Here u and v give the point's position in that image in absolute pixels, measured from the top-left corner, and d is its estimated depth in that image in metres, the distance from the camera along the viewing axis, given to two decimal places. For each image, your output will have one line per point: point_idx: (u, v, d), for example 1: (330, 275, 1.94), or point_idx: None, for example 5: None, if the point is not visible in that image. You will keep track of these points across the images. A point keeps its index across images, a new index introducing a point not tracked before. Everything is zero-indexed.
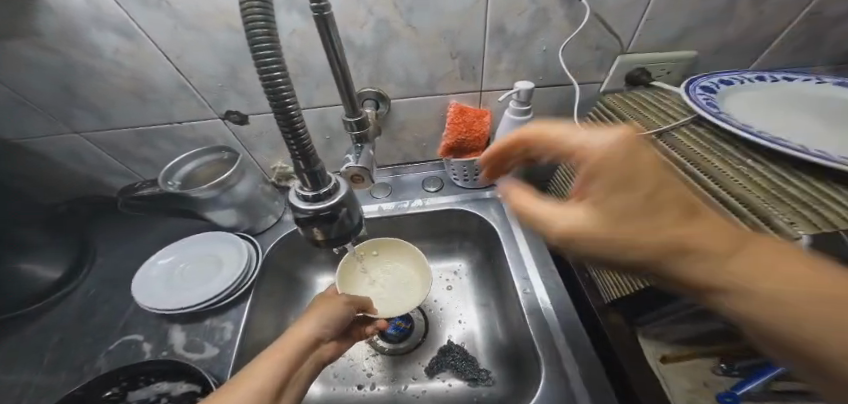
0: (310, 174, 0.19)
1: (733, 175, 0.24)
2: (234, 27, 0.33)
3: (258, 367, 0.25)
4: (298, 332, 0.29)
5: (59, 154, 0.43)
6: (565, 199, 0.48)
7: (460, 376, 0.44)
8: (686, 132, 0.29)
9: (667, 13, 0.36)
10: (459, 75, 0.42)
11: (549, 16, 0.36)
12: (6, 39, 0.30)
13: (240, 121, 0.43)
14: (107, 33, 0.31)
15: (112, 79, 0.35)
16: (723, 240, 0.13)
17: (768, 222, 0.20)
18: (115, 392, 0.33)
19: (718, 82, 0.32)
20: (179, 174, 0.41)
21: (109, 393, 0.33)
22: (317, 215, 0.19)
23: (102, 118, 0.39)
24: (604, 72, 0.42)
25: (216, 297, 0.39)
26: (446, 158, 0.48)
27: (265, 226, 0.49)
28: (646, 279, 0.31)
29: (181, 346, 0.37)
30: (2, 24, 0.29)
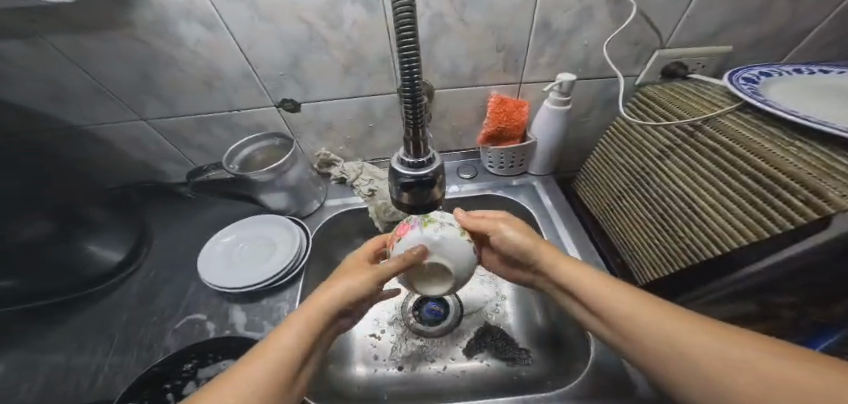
0: (415, 143, 0.21)
1: (781, 154, 0.26)
2: (305, 20, 0.36)
3: (290, 324, 0.24)
4: (321, 303, 0.26)
5: (122, 140, 0.47)
6: (597, 187, 0.51)
7: (500, 355, 0.47)
8: (734, 119, 0.32)
9: (706, 9, 0.38)
10: (501, 68, 0.44)
11: (593, 13, 0.38)
12: (104, 29, 0.34)
13: (292, 108, 0.46)
14: (193, 24, 0.35)
15: (186, 68, 0.39)
16: (647, 320, 0.23)
17: (825, 196, 0.22)
18: (189, 368, 0.35)
19: (757, 75, 0.34)
20: (239, 158, 0.45)
21: (185, 368, 0.35)
22: (419, 181, 0.21)
23: (167, 105, 0.43)
24: (641, 65, 0.45)
25: (272, 278, 0.42)
26: (484, 145, 0.51)
27: (310, 211, 0.52)
28: (692, 258, 0.33)
29: (241, 325, 0.40)
30: (102, 16, 0.33)
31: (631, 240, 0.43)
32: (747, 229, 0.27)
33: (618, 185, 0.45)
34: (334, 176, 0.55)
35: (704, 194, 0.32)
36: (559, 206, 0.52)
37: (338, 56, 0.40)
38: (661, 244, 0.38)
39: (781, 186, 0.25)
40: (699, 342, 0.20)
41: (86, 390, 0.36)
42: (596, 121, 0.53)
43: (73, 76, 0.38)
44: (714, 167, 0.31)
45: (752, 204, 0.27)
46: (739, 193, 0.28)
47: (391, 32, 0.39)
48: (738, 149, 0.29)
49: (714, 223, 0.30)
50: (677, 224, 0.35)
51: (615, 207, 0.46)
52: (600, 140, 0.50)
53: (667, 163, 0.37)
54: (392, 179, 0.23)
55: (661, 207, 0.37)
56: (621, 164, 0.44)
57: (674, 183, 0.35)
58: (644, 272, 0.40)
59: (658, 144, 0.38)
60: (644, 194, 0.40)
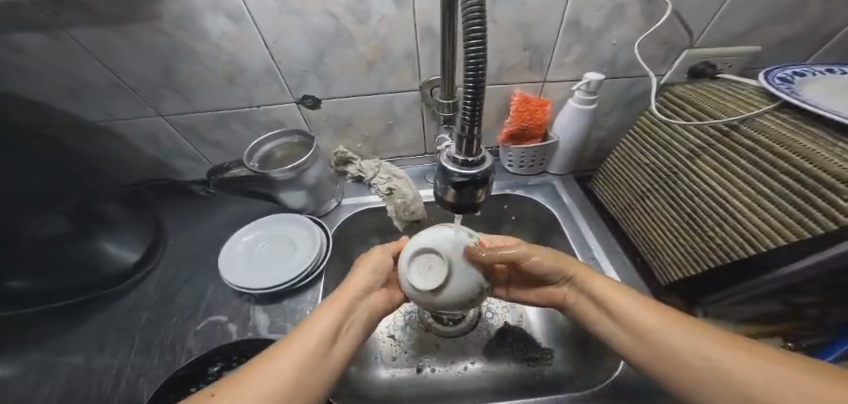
0: (469, 141, 0.20)
1: (825, 154, 0.25)
2: (331, 13, 0.35)
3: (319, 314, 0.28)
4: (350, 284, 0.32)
5: (140, 135, 0.47)
6: (616, 186, 0.50)
7: (521, 356, 0.47)
8: (772, 119, 0.31)
9: (736, 9, 0.38)
10: (526, 67, 0.44)
11: (623, 11, 0.38)
12: (130, 22, 0.34)
13: (313, 105, 0.45)
14: (219, 17, 0.34)
15: (209, 62, 0.39)
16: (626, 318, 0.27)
17: None
18: (217, 369, 0.34)
19: (791, 74, 0.35)
20: (259, 154, 0.44)
21: (213, 369, 0.34)
22: (472, 180, 0.21)
23: (187, 100, 0.43)
24: (667, 64, 0.45)
25: (295, 279, 0.41)
26: (505, 144, 0.51)
27: (327, 210, 0.51)
28: (721, 258, 0.33)
29: (265, 327, 0.40)
30: (128, 9, 0.33)
31: (653, 239, 0.42)
32: (783, 228, 0.27)
33: (641, 185, 0.45)
34: (351, 174, 0.54)
35: (737, 194, 0.31)
36: (580, 206, 0.52)
37: (363, 51, 0.39)
38: (687, 245, 0.37)
39: (822, 185, 0.24)
40: (687, 347, 0.23)
41: (110, 394, 0.35)
42: (617, 121, 0.53)
43: (92, 71, 0.38)
44: (750, 166, 0.31)
45: (790, 204, 0.26)
46: (777, 192, 0.28)
47: (419, 29, 0.38)
48: (776, 149, 0.29)
49: (748, 224, 0.30)
50: (706, 224, 0.35)
51: (636, 207, 0.46)
52: (623, 139, 0.50)
53: (697, 162, 0.36)
54: (441, 176, 0.22)
55: (689, 206, 0.37)
56: (645, 163, 0.44)
57: (704, 183, 0.35)
58: (667, 272, 0.40)
59: (688, 144, 0.38)
60: (670, 194, 0.40)
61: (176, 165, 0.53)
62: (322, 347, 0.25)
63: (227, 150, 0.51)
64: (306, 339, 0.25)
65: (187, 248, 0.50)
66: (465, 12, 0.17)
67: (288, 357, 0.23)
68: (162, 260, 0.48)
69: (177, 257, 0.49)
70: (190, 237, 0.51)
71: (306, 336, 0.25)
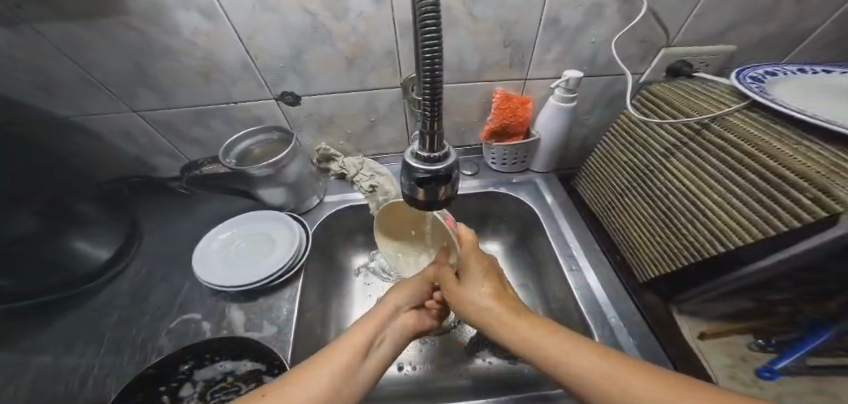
0: (432, 137, 0.20)
1: (790, 153, 0.26)
2: (308, 9, 0.35)
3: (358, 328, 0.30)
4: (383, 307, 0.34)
5: (114, 131, 0.46)
6: (597, 184, 0.51)
7: (502, 354, 0.47)
8: (741, 118, 0.32)
9: (713, 8, 0.38)
10: (507, 64, 0.44)
11: (602, 10, 0.38)
12: (97, 16, 0.33)
13: (293, 102, 0.45)
14: (191, 13, 0.33)
15: (182, 57, 0.38)
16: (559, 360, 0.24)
17: (831, 194, 0.22)
18: (188, 367, 0.35)
19: (763, 74, 0.36)
20: (237, 151, 0.43)
21: (184, 367, 0.35)
22: (435, 177, 0.20)
23: (161, 96, 0.42)
24: (646, 63, 0.45)
25: (273, 275, 0.41)
26: (488, 141, 0.51)
27: (309, 207, 0.51)
28: (693, 255, 0.33)
29: (240, 325, 0.39)
30: (95, 3, 0.32)
31: (631, 237, 0.43)
32: (750, 226, 0.27)
33: (620, 183, 0.45)
34: (334, 171, 0.53)
35: (707, 191, 0.32)
36: (562, 204, 0.53)
37: (342, 48, 0.39)
38: (662, 242, 0.38)
39: (786, 183, 0.25)
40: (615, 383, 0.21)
41: (77, 392, 0.34)
42: (599, 119, 0.53)
43: (60, 65, 0.37)
44: (719, 164, 0.31)
45: (757, 202, 0.27)
46: (745, 190, 0.28)
47: (398, 26, 0.38)
48: (745, 147, 0.29)
49: (717, 220, 0.30)
50: (679, 222, 0.35)
51: (616, 205, 0.46)
52: (603, 137, 0.50)
53: (670, 161, 0.37)
54: (406, 173, 0.22)
55: (664, 204, 0.37)
56: (624, 161, 0.44)
57: (678, 181, 0.36)
58: (645, 270, 0.40)
59: (662, 142, 0.38)
60: (645, 192, 0.40)
61: (154, 161, 0.52)
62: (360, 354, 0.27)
63: (206, 147, 0.50)
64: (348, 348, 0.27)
65: (164, 245, 0.49)
66: (419, 4, 0.17)
67: (335, 366, 0.25)
68: (137, 258, 0.47)
69: (153, 255, 0.48)
70: (167, 234, 0.50)
71: (351, 345, 0.27)
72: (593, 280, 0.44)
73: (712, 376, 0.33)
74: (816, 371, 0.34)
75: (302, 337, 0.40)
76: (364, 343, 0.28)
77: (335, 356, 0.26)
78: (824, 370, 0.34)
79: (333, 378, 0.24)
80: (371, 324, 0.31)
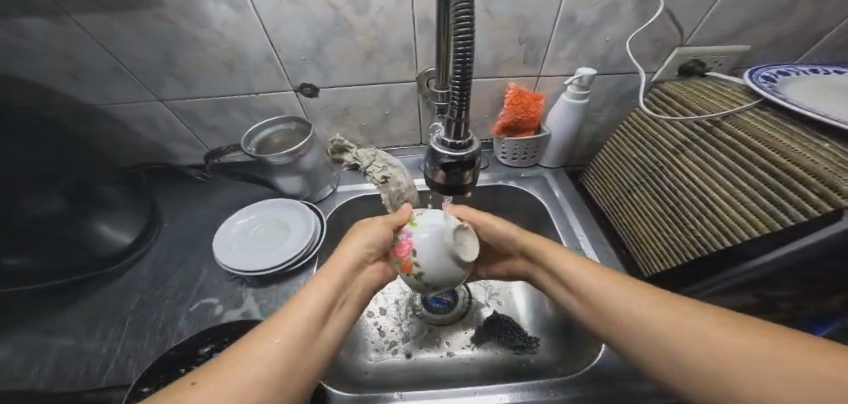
0: (458, 125, 0.21)
1: (800, 150, 0.27)
2: (332, 4, 0.36)
3: (310, 289, 0.26)
4: (339, 259, 0.31)
5: (136, 119, 0.47)
6: (606, 180, 0.51)
7: (509, 344, 0.48)
8: (752, 116, 0.33)
9: (727, 9, 0.39)
10: (522, 60, 0.44)
11: (618, 9, 0.39)
12: (132, 9, 0.34)
13: (311, 94, 0.46)
14: (220, 5, 0.35)
15: (209, 48, 0.39)
16: (667, 327, 0.22)
17: (838, 189, 0.23)
18: (209, 349, 0.35)
19: (776, 73, 0.36)
20: (256, 139, 0.45)
21: (205, 349, 0.34)
22: (460, 162, 0.22)
23: (184, 86, 0.43)
24: (659, 62, 0.46)
25: (288, 262, 0.42)
26: (499, 136, 0.52)
27: (323, 197, 0.52)
28: (700, 250, 0.34)
29: (256, 310, 0.41)
30: None
31: (638, 232, 0.44)
32: (758, 220, 0.28)
33: (628, 180, 0.46)
34: (347, 162, 0.55)
35: (718, 186, 0.33)
36: (571, 200, 0.53)
37: (362, 42, 0.40)
38: (669, 237, 0.38)
39: (796, 180, 0.26)
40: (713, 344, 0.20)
41: (99, 375, 0.36)
42: (609, 116, 0.54)
43: (93, 55, 0.39)
44: (728, 160, 0.32)
45: (765, 197, 0.28)
46: (755, 185, 0.29)
47: (417, 21, 0.38)
48: (756, 144, 0.30)
49: (725, 215, 0.31)
50: (688, 215, 0.36)
51: (624, 200, 0.47)
52: (613, 134, 0.51)
53: (679, 156, 0.38)
54: (430, 160, 0.23)
55: (673, 199, 0.38)
56: (634, 158, 0.45)
57: (687, 177, 0.36)
58: (651, 264, 0.41)
59: (673, 139, 0.39)
60: (655, 188, 0.41)
61: (173, 149, 0.53)
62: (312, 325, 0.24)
63: (224, 136, 0.52)
64: (292, 322, 0.23)
65: (181, 232, 0.51)
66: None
67: (283, 341, 0.22)
68: (155, 244, 0.49)
69: (171, 241, 0.49)
70: (184, 221, 0.52)
71: (295, 318, 0.23)
72: None
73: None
74: None
75: None
76: (313, 312, 0.24)
77: (277, 331, 0.22)
78: None
79: (280, 358, 0.21)
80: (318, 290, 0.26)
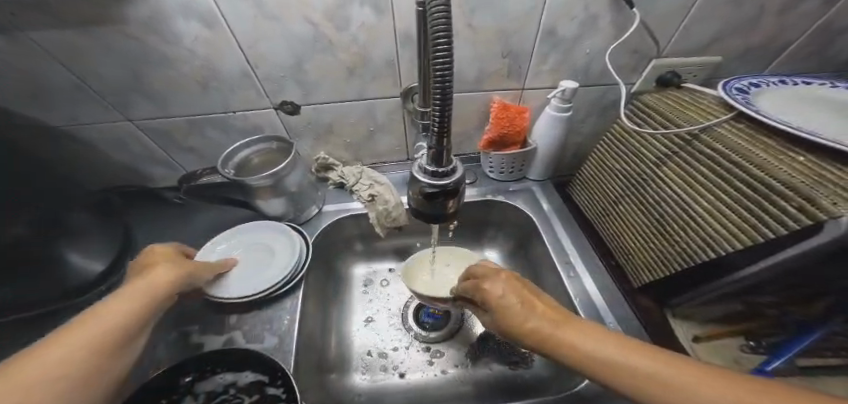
0: (439, 152, 0.20)
1: (777, 163, 0.27)
2: (310, 20, 0.35)
3: (114, 304, 0.26)
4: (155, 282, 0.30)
5: (107, 140, 0.45)
6: (593, 191, 0.52)
7: (504, 360, 0.47)
8: (729, 128, 0.34)
9: (699, 21, 0.40)
10: (505, 73, 0.45)
11: (597, 21, 0.39)
12: (96, 24, 0.32)
13: (292, 111, 0.45)
14: (189, 21, 0.33)
15: (181, 65, 0.38)
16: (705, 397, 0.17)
17: (815, 202, 0.23)
18: (190, 380, 0.34)
19: (748, 85, 0.37)
20: (235, 161, 0.43)
21: (186, 380, 0.33)
22: (443, 191, 0.21)
23: (157, 104, 0.42)
24: (637, 73, 0.47)
25: (274, 286, 0.40)
26: (486, 150, 0.52)
27: (309, 216, 0.51)
28: (687, 262, 0.34)
29: (242, 336, 0.39)
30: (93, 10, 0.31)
31: (627, 242, 0.44)
32: (742, 232, 0.28)
33: (615, 191, 0.46)
34: (333, 180, 0.54)
35: (701, 198, 0.33)
36: (559, 211, 0.53)
37: (343, 58, 0.39)
38: (657, 248, 0.38)
39: (773, 193, 0.26)
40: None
41: None
42: (593, 127, 0.55)
43: (55, 73, 0.36)
44: (710, 173, 0.33)
45: (746, 209, 0.28)
46: (736, 198, 0.29)
47: (398, 36, 0.38)
48: (734, 157, 0.31)
49: (710, 228, 0.31)
50: (674, 227, 0.36)
51: (612, 211, 0.47)
52: (598, 145, 0.52)
53: (663, 168, 0.38)
54: (413, 187, 0.22)
55: (659, 211, 0.38)
56: (619, 169, 0.45)
57: (671, 188, 0.37)
58: (639, 275, 0.41)
59: (656, 151, 0.40)
60: (640, 198, 0.41)
61: (148, 170, 0.51)
62: (101, 339, 0.24)
63: (202, 156, 0.50)
64: (85, 330, 0.23)
65: None
66: (430, 22, 0.17)
67: (63, 352, 0.21)
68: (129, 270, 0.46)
69: None
70: None
71: (88, 328, 0.24)
72: (593, 285, 0.44)
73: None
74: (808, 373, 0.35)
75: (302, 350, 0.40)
76: (104, 326, 0.24)
77: (66, 340, 0.22)
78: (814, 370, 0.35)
79: (55, 364, 0.21)
80: (126, 302, 0.27)
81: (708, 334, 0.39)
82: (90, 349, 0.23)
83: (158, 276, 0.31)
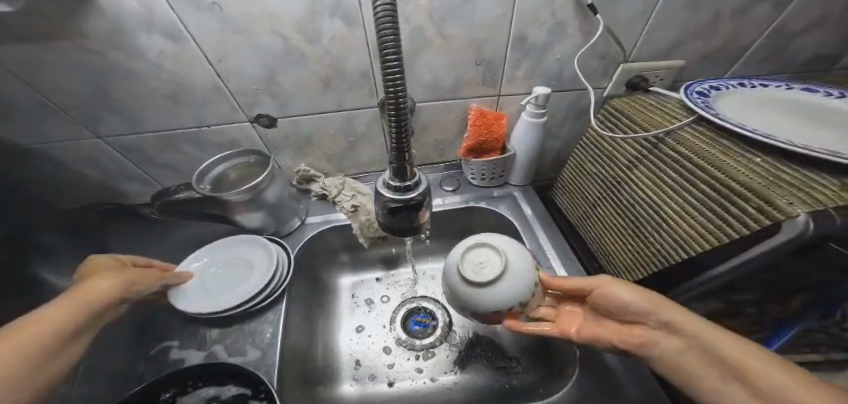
0: (401, 166, 0.20)
1: (736, 166, 0.28)
2: (280, 33, 0.35)
3: (61, 305, 0.27)
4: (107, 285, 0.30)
5: (78, 158, 0.44)
6: (573, 195, 0.53)
7: (491, 366, 0.47)
8: (691, 131, 0.35)
9: (661, 27, 0.42)
10: (480, 81, 0.45)
11: (565, 28, 0.40)
12: (52, 39, 0.31)
13: (269, 124, 0.45)
14: (153, 35, 0.33)
15: (149, 80, 0.37)
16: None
17: (773, 204, 0.24)
18: (169, 396, 0.33)
19: (709, 88, 0.39)
20: (211, 176, 0.42)
21: (165, 395, 0.33)
22: (408, 204, 0.21)
23: (128, 120, 0.41)
24: (608, 77, 0.48)
25: (256, 299, 0.40)
26: (466, 158, 0.52)
27: (291, 229, 0.50)
28: (663, 263, 0.35)
29: (223, 351, 0.38)
30: (50, 25, 0.30)
31: (607, 244, 0.45)
32: (710, 233, 0.29)
33: (593, 194, 0.47)
34: (315, 191, 0.53)
35: (671, 200, 0.34)
36: (541, 214, 0.54)
37: (317, 69, 0.39)
38: (635, 250, 0.39)
39: (734, 195, 0.27)
40: None
41: None
42: (570, 131, 0.56)
43: (17, 91, 0.36)
44: (676, 175, 0.34)
45: (712, 211, 0.29)
46: (702, 200, 0.30)
47: (371, 47, 0.39)
48: (696, 160, 0.32)
49: (682, 230, 0.32)
50: (649, 229, 0.37)
51: (592, 214, 0.48)
52: (574, 149, 0.53)
53: (634, 172, 0.39)
54: (379, 202, 0.22)
55: (634, 213, 0.39)
56: (595, 172, 0.46)
57: (643, 191, 0.38)
58: (621, 276, 0.42)
59: (626, 154, 0.41)
60: (616, 201, 0.42)
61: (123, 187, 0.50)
62: (48, 338, 0.24)
63: (179, 171, 0.49)
64: (34, 332, 0.24)
65: None
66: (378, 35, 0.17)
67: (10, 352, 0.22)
68: None
69: None
70: None
71: (36, 330, 0.24)
72: None
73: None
74: None
75: (284, 365, 0.39)
76: (52, 329, 0.25)
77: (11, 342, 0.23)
78: None
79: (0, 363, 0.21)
80: (60, 312, 0.26)
81: None
82: (38, 349, 0.24)
83: (95, 286, 0.30)
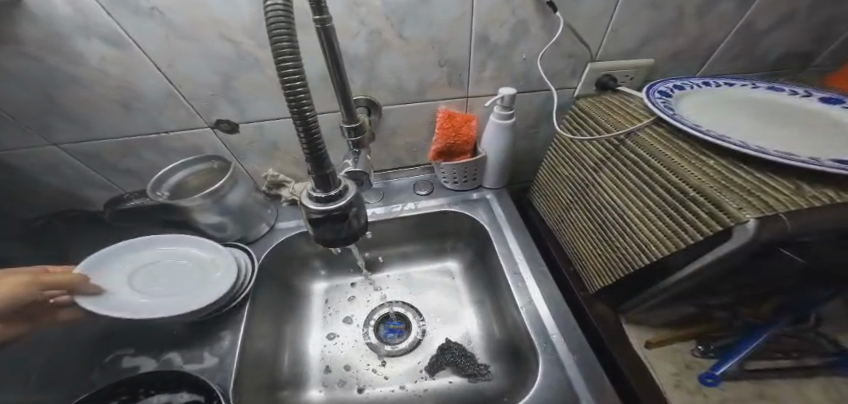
0: (322, 177, 0.20)
1: (691, 169, 0.28)
2: (229, 37, 0.34)
3: None
4: None
5: (37, 167, 0.44)
6: (548, 197, 0.52)
7: (461, 372, 0.46)
8: (651, 131, 0.34)
9: (626, 25, 0.41)
10: (446, 82, 0.45)
11: (526, 27, 0.40)
12: None
13: (231, 129, 0.44)
14: (93, 40, 0.32)
15: (99, 85, 0.36)
16: None
17: (723, 208, 0.23)
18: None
19: (673, 88, 0.38)
20: (168, 182, 0.42)
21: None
22: (328, 216, 0.21)
23: (82, 127, 0.40)
24: (577, 77, 0.47)
25: (209, 305, 0.38)
26: (436, 161, 0.51)
27: (258, 235, 0.49)
28: (628, 267, 0.34)
29: (180, 360, 0.37)
30: None
31: (580, 248, 0.44)
32: (667, 238, 0.28)
33: (565, 196, 0.46)
34: (285, 197, 0.53)
35: (633, 203, 0.33)
36: (515, 217, 0.53)
37: (272, 73, 0.39)
38: (604, 254, 0.38)
39: (687, 198, 0.26)
40: None
41: None
42: (543, 132, 0.55)
43: None
44: (637, 178, 0.33)
45: (668, 215, 0.28)
46: (660, 204, 0.29)
47: None
48: (654, 162, 0.31)
49: (643, 234, 0.31)
50: (615, 233, 0.36)
51: (565, 218, 0.47)
52: (547, 151, 0.52)
53: (599, 174, 0.38)
54: (304, 212, 0.22)
55: (602, 217, 0.38)
56: (566, 175, 0.46)
57: (608, 194, 0.37)
58: (593, 281, 0.41)
59: (592, 157, 0.40)
60: (586, 204, 0.41)
61: (87, 195, 0.50)
62: None
63: (143, 177, 0.48)
64: None
65: None
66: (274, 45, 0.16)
67: None
68: None
69: None
70: None
71: None
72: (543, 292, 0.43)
73: (661, 388, 0.33)
74: (754, 373, 0.34)
75: (243, 374, 0.38)
76: None
77: None
78: (761, 371, 0.34)
79: None
80: None
81: (661, 336, 0.37)
82: None
83: None
